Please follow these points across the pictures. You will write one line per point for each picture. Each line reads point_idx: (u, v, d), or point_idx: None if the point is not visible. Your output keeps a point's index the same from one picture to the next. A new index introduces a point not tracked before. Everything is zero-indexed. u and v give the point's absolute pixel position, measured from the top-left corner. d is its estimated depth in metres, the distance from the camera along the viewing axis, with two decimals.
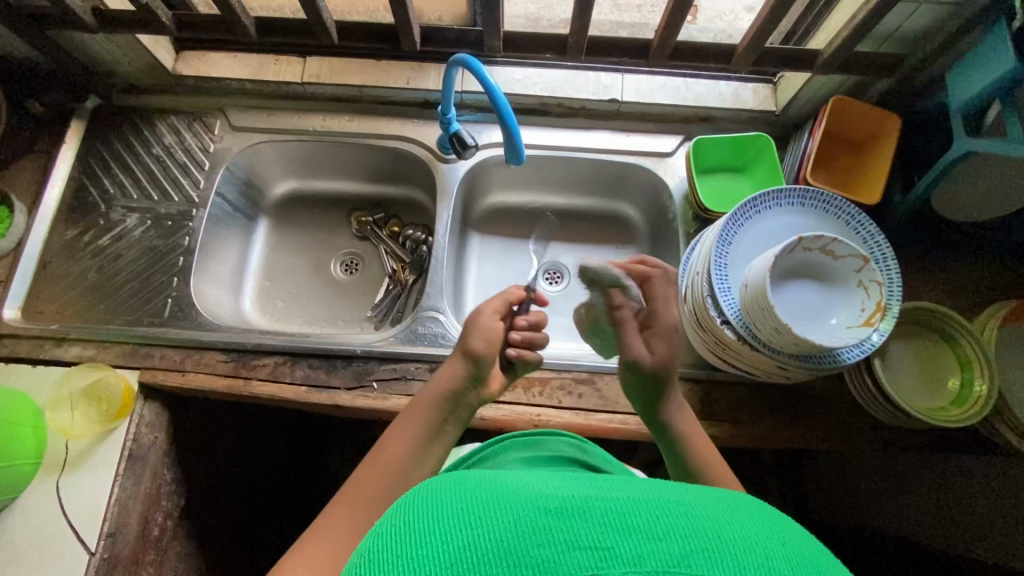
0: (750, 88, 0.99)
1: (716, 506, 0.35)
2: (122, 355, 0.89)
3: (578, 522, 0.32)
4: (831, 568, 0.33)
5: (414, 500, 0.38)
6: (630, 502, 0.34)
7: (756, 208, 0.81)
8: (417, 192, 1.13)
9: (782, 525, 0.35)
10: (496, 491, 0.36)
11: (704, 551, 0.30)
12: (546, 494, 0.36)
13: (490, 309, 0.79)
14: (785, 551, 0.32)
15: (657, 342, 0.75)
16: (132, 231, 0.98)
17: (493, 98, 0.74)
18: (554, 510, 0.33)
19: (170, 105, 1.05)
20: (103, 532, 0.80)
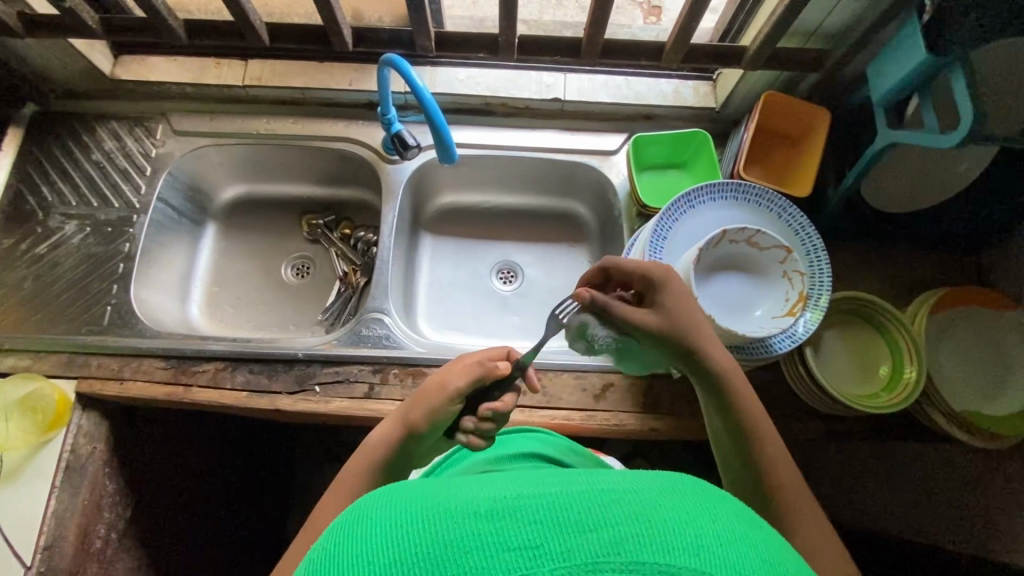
0: (691, 86, 1.00)
1: (649, 484, 0.35)
2: (58, 364, 0.87)
3: (507, 522, 0.32)
4: (756, 537, 0.34)
5: (343, 519, 0.37)
6: (563, 492, 0.34)
7: (690, 203, 0.82)
8: (367, 194, 1.12)
9: (714, 500, 0.36)
10: (426, 501, 0.36)
11: (635, 537, 0.31)
12: (477, 494, 0.35)
13: (451, 389, 0.64)
14: (715, 527, 0.33)
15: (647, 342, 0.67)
16: (71, 238, 0.96)
17: (419, 97, 0.74)
18: (484, 513, 0.33)
19: (109, 110, 1.03)
20: (39, 546, 0.79)
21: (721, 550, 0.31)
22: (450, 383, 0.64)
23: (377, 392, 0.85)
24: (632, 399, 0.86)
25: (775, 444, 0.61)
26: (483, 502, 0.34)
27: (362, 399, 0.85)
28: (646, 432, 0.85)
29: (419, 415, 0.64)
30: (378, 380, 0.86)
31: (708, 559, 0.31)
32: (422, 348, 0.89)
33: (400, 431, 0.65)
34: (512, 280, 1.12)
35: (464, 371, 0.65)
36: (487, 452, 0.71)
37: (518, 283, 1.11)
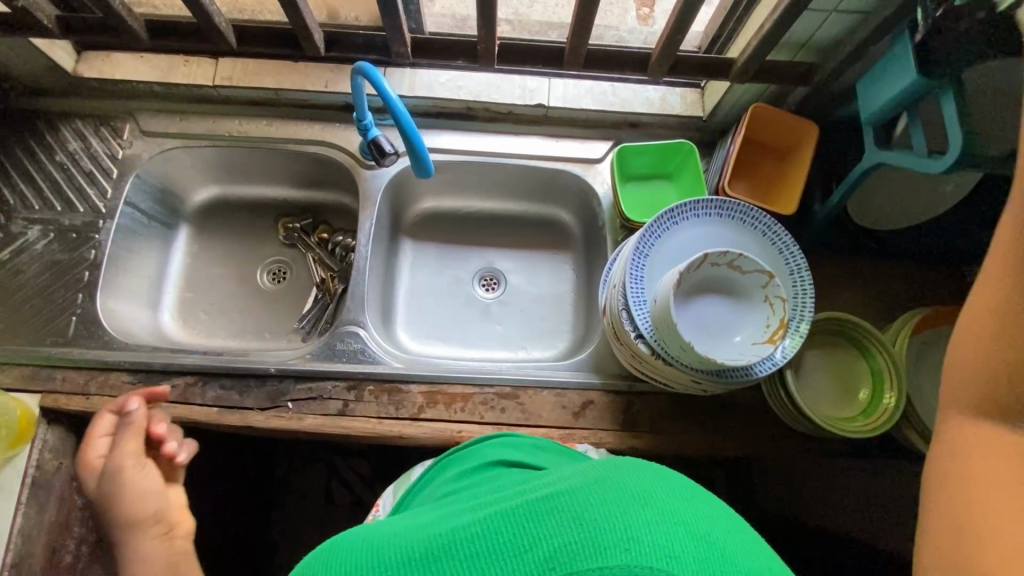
0: (678, 93, 0.97)
1: (580, 484, 0.38)
2: (21, 377, 0.85)
3: (447, 563, 0.36)
4: (692, 512, 0.37)
5: None
6: (497, 517, 0.37)
7: (674, 219, 0.80)
8: (345, 198, 1.09)
9: (645, 483, 0.39)
10: (374, 554, 0.39)
11: (566, 548, 0.34)
12: (423, 535, 0.39)
13: (126, 469, 0.69)
14: (646, 514, 0.36)
15: None
16: (34, 244, 0.92)
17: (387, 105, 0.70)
18: (425, 558, 0.37)
19: (73, 108, 0.99)
20: (5, 563, 0.78)
21: (652, 538, 0.34)
22: (123, 464, 0.70)
23: (352, 409, 0.84)
24: (611, 417, 0.85)
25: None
26: (423, 546, 0.37)
27: (336, 416, 0.83)
28: (626, 450, 0.84)
29: (132, 504, 0.68)
30: (352, 397, 0.85)
31: (638, 552, 0.34)
32: (400, 364, 0.88)
33: (137, 525, 0.67)
34: (494, 287, 1.10)
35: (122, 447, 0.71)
36: (454, 468, 0.68)
37: (501, 290, 1.09)
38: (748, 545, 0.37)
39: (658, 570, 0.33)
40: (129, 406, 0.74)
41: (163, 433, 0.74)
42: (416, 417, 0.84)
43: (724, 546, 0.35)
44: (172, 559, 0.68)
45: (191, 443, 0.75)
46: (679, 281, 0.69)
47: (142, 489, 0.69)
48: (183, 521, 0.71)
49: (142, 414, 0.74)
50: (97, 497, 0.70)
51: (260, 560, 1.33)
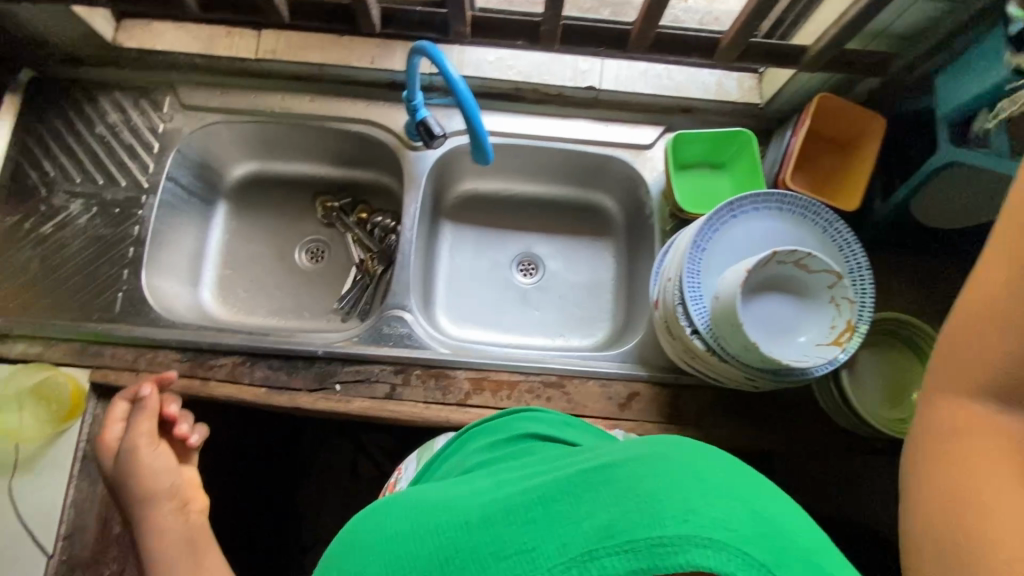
0: (735, 78, 0.94)
1: (637, 459, 0.39)
2: (70, 352, 0.85)
3: (506, 529, 0.37)
4: (748, 491, 0.37)
5: (368, 549, 0.43)
6: (556, 489, 0.39)
7: (732, 213, 0.78)
8: (385, 178, 1.08)
9: (699, 460, 0.39)
10: (439, 522, 0.41)
11: (624, 517, 0.35)
12: (484, 505, 0.41)
13: (139, 452, 0.73)
14: (702, 486, 0.36)
15: None
16: (77, 218, 0.91)
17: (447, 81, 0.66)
18: (487, 523, 0.38)
19: (111, 78, 0.96)
20: (59, 534, 0.80)
21: (709, 509, 0.34)
22: (138, 445, 0.73)
23: (399, 393, 0.84)
24: (656, 409, 0.85)
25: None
26: (486, 513, 0.39)
27: (383, 400, 0.84)
28: None
29: (149, 482, 0.72)
30: (400, 381, 0.85)
31: (697, 522, 0.34)
32: (446, 349, 0.88)
33: (156, 500, 0.71)
34: (533, 273, 1.09)
35: (134, 432, 0.74)
36: (486, 437, 0.69)
37: (540, 276, 1.09)
38: (803, 525, 0.37)
39: (718, 542, 0.33)
40: (141, 392, 0.76)
41: (175, 414, 0.77)
42: (463, 403, 0.84)
43: (778, 520, 0.36)
44: (190, 532, 0.70)
45: (201, 425, 0.78)
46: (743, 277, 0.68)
47: (156, 468, 0.73)
48: (197, 497, 0.74)
49: (154, 397, 0.76)
50: (115, 476, 0.73)
51: (290, 530, 1.36)
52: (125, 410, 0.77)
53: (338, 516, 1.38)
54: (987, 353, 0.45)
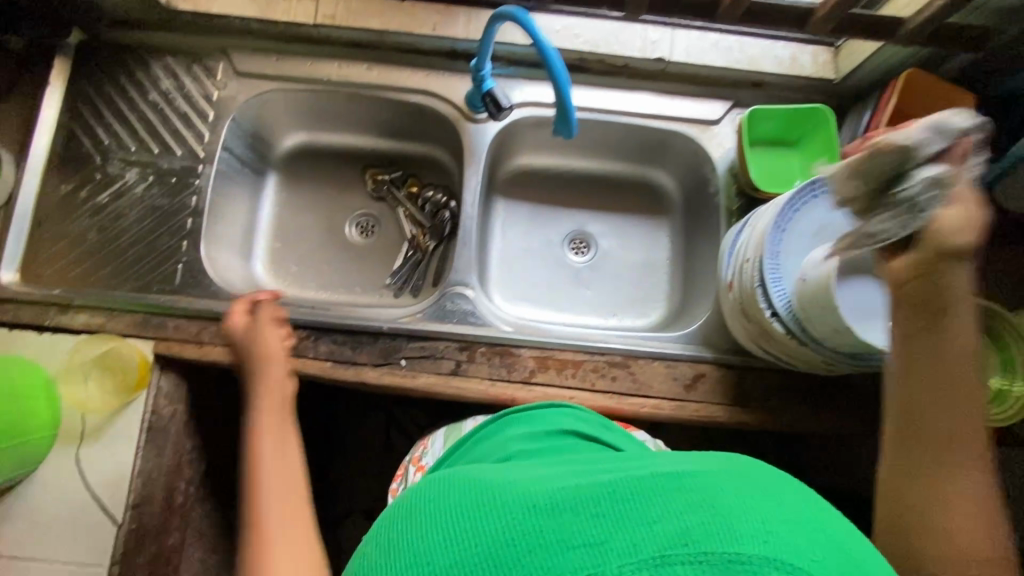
0: (810, 52, 0.92)
1: (707, 474, 0.36)
2: (133, 324, 0.84)
3: (570, 518, 0.33)
4: (824, 521, 0.34)
5: (400, 527, 0.39)
6: (622, 485, 0.35)
7: (814, 192, 0.76)
8: (438, 151, 1.05)
9: (771, 485, 0.36)
10: (485, 501, 0.37)
11: (699, 527, 0.31)
12: (538, 491, 0.37)
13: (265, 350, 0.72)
14: (779, 513, 0.33)
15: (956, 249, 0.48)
16: (134, 187, 0.90)
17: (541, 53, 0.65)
18: (545, 507, 0.34)
19: (164, 43, 0.93)
20: (127, 504, 0.79)
21: (791, 537, 0.31)
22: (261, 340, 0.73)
23: (464, 369, 0.84)
24: (722, 391, 0.85)
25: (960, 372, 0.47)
26: (543, 497, 0.35)
27: (448, 376, 0.83)
28: (735, 425, 0.84)
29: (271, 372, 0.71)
30: (465, 357, 0.84)
31: (777, 546, 0.30)
32: (510, 328, 0.87)
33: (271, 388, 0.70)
34: (584, 251, 1.07)
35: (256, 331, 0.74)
36: (521, 427, 0.66)
37: (592, 255, 1.07)
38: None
39: (800, 570, 0.29)
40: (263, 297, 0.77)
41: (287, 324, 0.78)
42: (528, 381, 0.84)
43: (855, 558, 0.33)
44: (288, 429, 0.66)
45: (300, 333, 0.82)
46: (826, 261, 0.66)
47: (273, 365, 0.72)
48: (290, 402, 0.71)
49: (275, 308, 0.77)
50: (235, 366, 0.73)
51: (329, 504, 1.38)
52: (243, 313, 0.75)
53: (376, 489, 1.39)
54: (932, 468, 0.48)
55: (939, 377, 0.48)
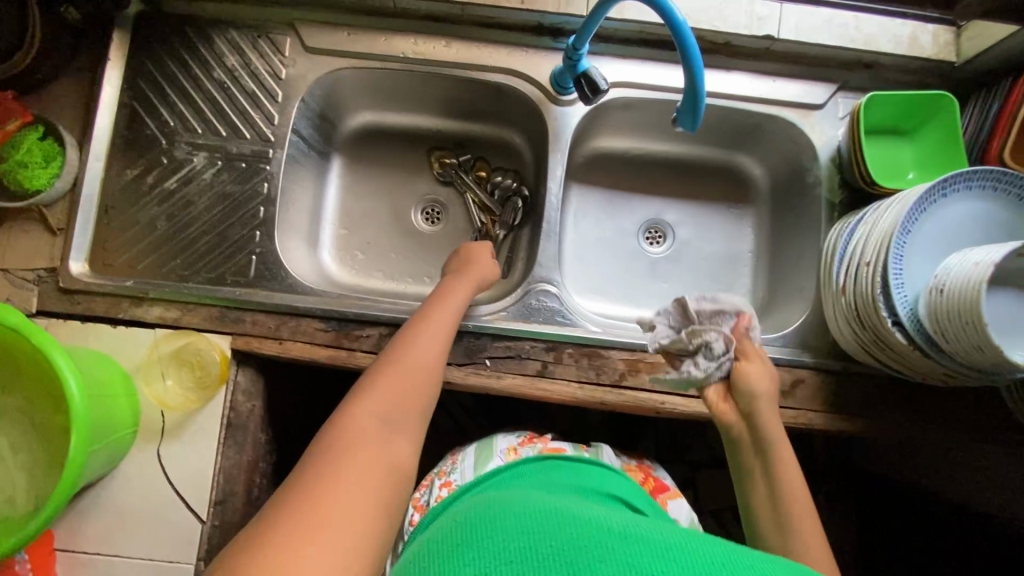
0: (930, 32, 0.84)
1: (772, 561, 0.38)
2: (209, 318, 0.81)
3: (643, 553, 0.36)
4: None
5: (477, 523, 0.42)
6: (693, 542, 0.38)
7: (943, 191, 0.71)
8: (510, 134, 0.99)
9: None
10: (564, 518, 0.41)
11: None
12: (608, 525, 0.40)
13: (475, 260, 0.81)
14: None
15: (754, 379, 0.68)
16: (202, 172, 0.85)
17: (676, 32, 0.61)
18: (621, 537, 0.38)
19: (228, 15, 0.87)
20: (212, 500, 0.78)
21: None
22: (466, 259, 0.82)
23: (552, 370, 0.81)
24: (820, 397, 0.81)
25: (785, 457, 0.64)
26: (621, 531, 0.39)
27: (535, 377, 0.80)
28: (830, 431, 0.81)
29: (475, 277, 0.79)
30: (552, 359, 0.81)
31: None
32: (598, 328, 0.83)
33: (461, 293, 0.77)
34: (662, 242, 1.02)
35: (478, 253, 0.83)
36: (566, 475, 0.66)
37: (670, 244, 1.01)
38: None
39: None
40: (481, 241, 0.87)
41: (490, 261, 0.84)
42: (618, 384, 0.81)
43: None
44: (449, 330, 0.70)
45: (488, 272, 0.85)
46: (956, 268, 0.63)
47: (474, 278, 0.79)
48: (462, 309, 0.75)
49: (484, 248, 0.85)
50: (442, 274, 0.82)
51: None
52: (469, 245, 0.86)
53: None
54: (793, 523, 0.60)
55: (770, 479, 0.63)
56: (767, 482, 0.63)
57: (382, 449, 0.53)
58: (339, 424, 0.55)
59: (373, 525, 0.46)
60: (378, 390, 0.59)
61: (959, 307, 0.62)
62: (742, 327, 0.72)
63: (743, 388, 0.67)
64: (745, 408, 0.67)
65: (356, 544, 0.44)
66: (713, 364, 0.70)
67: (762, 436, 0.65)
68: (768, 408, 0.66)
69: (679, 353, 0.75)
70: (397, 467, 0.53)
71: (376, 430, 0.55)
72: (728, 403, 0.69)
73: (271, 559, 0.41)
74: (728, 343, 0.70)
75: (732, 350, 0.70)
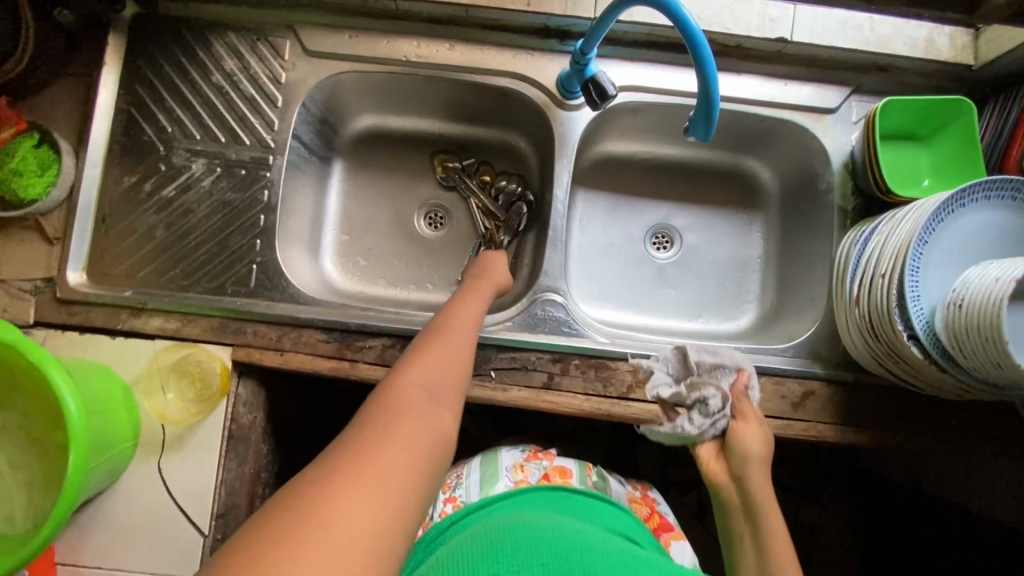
0: (947, 34, 0.82)
1: None
2: (209, 329, 0.80)
3: None
4: None
5: None
6: None
7: (961, 201, 0.69)
8: (515, 138, 0.97)
9: None
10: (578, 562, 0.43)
11: None
12: None
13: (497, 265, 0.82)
14: None
15: (749, 442, 0.68)
16: (201, 180, 0.83)
17: (688, 36, 0.59)
18: None
19: (226, 18, 0.85)
20: (215, 513, 0.77)
21: None
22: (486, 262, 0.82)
23: (558, 382, 0.79)
24: (831, 409, 0.80)
25: (775, 523, 0.63)
26: None
27: (541, 389, 0.79)
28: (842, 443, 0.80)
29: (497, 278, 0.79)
30: (558, 370, 0.80)
31: None
32: (605, 339, 0.81)
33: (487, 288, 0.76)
34: (669, 247, 1.00)
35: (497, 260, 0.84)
36: (573, 504, 0.68)
37: (677, 250, 0.99)
38: None
39: None
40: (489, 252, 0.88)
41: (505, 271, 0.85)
42: (625, 396, 0.79)
43: None
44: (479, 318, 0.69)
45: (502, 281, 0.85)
46: (976, 283, 0.61)
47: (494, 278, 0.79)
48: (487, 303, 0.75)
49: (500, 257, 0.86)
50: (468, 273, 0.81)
51: None
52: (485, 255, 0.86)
53: None
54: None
55: (759, 544, 0.63)
56: (756, 547, 0.63)
57: (430, 421, 0.47)
58: (381, 392, 0.49)
59: (415, 503, 0.40)
60: (425, 365, 0.54)
61: (977, 325, 0.60)
62: (740, 385, 0.72)
63: (737, 450, 0.68)
64: (738, 470, 0.67)
65: (396, 518, 0.38)
66: (708, 420, 0.70)
67: (754, 498, 0.65)
68: (761, 475, 0.66)
69: (676, 405, 0.74)
70: (446, 432, 0.48)
71: (423, 400, 0.49)
72: (722, 465, 0.69)
73: (303, 520, 0.36)
74: (724, 401, 0.71)
75: (728, 407, 0.70)
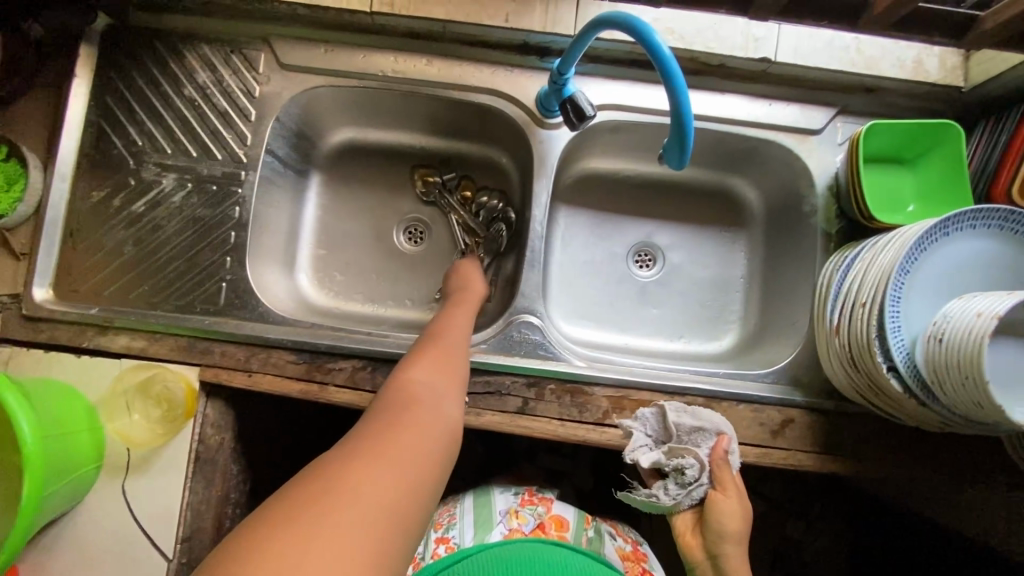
0: (936, 55, 0.80)
1: None
2: (177, 348, 0.78)
3: None
4: None
5: None
6: None
7: (945, 231, 0.67)
8: (495, 153, 0.95)
9: None
10: None
11: None
12: None
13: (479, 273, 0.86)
14: None
15: (725, 520, 0.72)
16: (171, 195, 0.82)
17: (654, 55, 0.58)
18: None
19: (200, 30, 0.83)
20: (179, 537, 0.74)
21: None
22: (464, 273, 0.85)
23: (532, 408, 0.77)
24: (812, 438, 0.78)
25: None
26: None
27: (516, 414, 0.77)
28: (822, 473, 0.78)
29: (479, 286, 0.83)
30: (533, 395, 0.78)
31: None
32: (582, 363, 0.80)
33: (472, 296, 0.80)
34: (651, 265, 0.98)
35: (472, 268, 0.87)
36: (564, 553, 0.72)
37: (659, 269, 0.98)
38: None
39: None
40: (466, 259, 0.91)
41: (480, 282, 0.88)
42: (601, 422, 0.77)
43: None
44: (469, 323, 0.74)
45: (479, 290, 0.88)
46: (953, 318, 0.60)
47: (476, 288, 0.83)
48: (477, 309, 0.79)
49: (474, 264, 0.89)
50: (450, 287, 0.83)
51: None
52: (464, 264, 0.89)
53: None
54: None
55: None
56: None
57: (422, 415, 0.51)
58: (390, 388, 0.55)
59: (420, 489, 0.44)
60: (422, 368, 0.59)
61: (955, 363, 0.59)
62: (721, 454, 0.74)
63: (712, 525, 0.72)
64: (712, 545, 0.72)
65: (406, 493, 0.43)
66: (683, 489, 0.74)
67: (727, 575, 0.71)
68: (732, 549, 0.71)
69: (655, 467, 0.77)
70: (448, 424, 0.52)
71: (416, 399, 0.53)
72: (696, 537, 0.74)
73: (338, 487, 0.40)
74: (703, 471, 0.74)
75: (705, 476, 0.74)
